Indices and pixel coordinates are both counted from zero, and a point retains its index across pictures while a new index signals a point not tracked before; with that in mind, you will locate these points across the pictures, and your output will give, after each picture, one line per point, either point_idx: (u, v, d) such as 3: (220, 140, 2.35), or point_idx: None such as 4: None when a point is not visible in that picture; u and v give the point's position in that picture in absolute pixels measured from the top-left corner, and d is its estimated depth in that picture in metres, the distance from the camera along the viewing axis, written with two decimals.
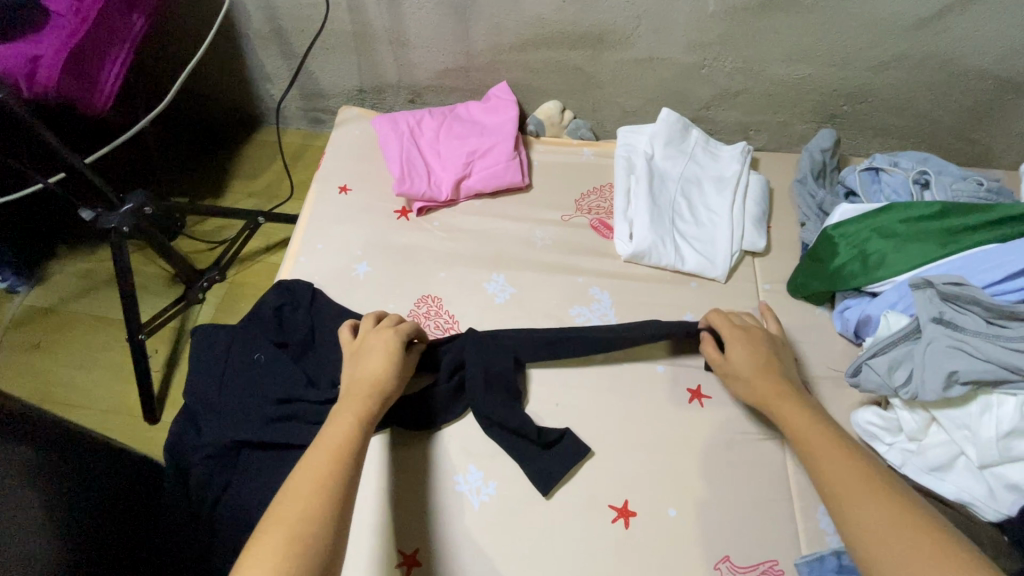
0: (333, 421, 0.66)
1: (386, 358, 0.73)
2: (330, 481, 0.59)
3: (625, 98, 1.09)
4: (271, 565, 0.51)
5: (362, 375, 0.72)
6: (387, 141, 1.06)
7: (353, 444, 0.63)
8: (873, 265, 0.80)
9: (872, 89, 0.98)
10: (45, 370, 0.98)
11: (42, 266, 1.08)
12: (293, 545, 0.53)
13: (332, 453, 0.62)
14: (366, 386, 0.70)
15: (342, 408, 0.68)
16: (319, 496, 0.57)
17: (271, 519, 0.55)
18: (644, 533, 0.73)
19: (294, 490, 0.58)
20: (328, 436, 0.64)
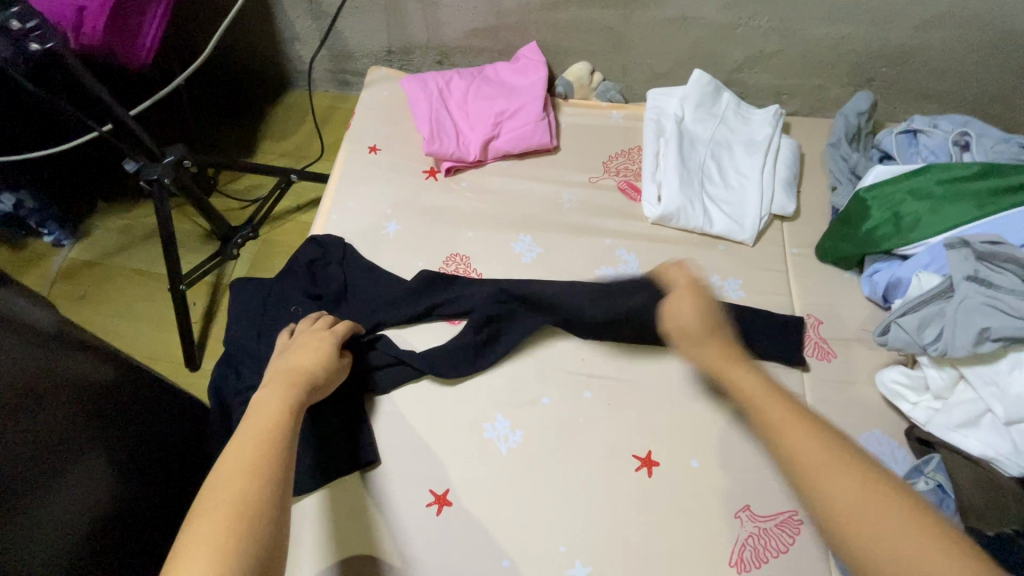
0: (258, 402, 0.61)
1: (323, 349, 0.74)
2: (268, 452, 0.53)
3: (656, 59, 1.08)
4: (211, 539, 0.44)
5: (295, 363, 0.71)
6: (416, 101, 1.06)
7: (286, 415, 0.59)
8: (906, 227, 0.80)
9: (913, 50, 0.96)
10: (90, 319, 1.02)
11: (84, 221, 1.12)
12: (237, 515, 0.47)
13: (268, 425, 0.57)
14: (296, 374, 0.68)
15: (270, 391, 0.63)
16: (259, 463, 0.51)
17: (205, 498, 0.48)
18: (667, 482, 0.76)
19: (224, 466, 0.51)
20: (257, 413, 0.59)
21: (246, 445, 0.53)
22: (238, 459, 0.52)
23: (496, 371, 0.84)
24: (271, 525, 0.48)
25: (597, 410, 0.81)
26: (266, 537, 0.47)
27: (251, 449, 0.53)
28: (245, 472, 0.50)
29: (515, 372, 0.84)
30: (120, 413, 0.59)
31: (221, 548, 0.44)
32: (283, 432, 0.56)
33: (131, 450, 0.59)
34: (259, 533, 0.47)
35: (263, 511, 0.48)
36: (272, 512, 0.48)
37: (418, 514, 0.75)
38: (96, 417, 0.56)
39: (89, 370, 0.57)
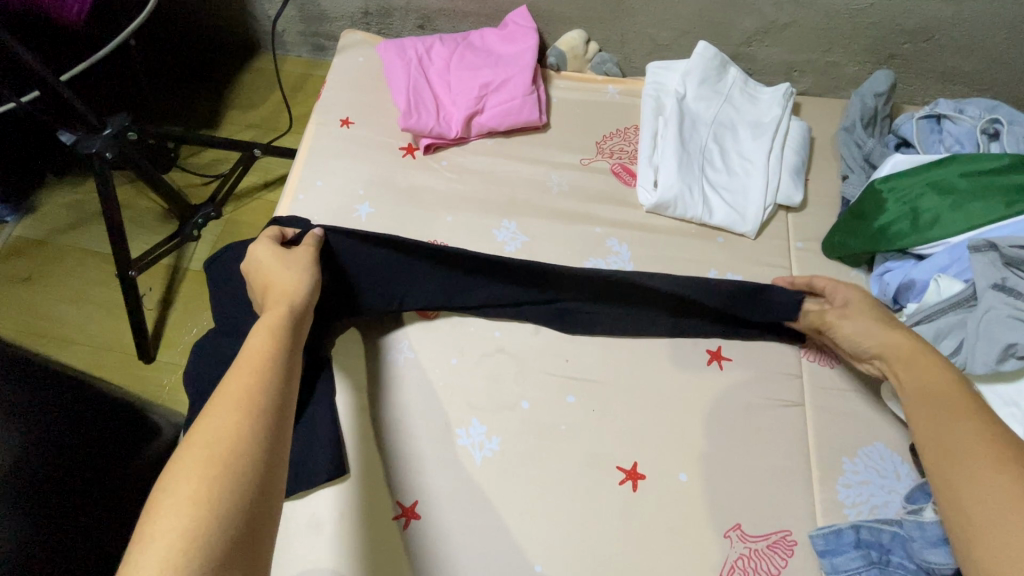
0: (246, 339, 0.53)
1: (296, 277, 0.63)
2: (258, 398, 0.46)
3: (657, 29, 0.98)
4: (191, 489, 0.39)
5: (269, 287, 0.62)
6: (393, 69, 0.96)
7: (276, 358, 0.51)
8: (924, 225, 0.73)
9: (941, 25, 0.87)
10: (37, 303, 0.95)
11: (31, 195, 1.03)
12: (220, 468, 0.41)
13: (257, 365, 0.49)
14: (277, 296, 0.60)
15: (257, 327, 0.55)
16: (244, 414, 0.44)
17: (193, 440, 0.42)
18: (653, 496, 0.70)
19: (213, 407, 0.45)
20: (243, 354, 0.51)
21: (230, 393, 0.46)
22: (222, 411, 0.44)
23: (472, 371, 0.78)
24: (258, 485, 0.42)
25: (580, 417, 0.75)
26: (248, 501, 0.41)
27: (236, 398, 0.45)
28: (229, 424, 0.43)
29: (493, 373, 0.78)
30: (46, 417, 0.59)
31: (202, 502, 0.39)
32: (270, 380, 0.48)
33: (69, 452, 0.58)
34: (241, 496, 0.40)
35: (246, 469, 0.41)
36: (256, 468, 0.42)
37: (383, 529, 0.68)
38: (36, 425, 0.58)
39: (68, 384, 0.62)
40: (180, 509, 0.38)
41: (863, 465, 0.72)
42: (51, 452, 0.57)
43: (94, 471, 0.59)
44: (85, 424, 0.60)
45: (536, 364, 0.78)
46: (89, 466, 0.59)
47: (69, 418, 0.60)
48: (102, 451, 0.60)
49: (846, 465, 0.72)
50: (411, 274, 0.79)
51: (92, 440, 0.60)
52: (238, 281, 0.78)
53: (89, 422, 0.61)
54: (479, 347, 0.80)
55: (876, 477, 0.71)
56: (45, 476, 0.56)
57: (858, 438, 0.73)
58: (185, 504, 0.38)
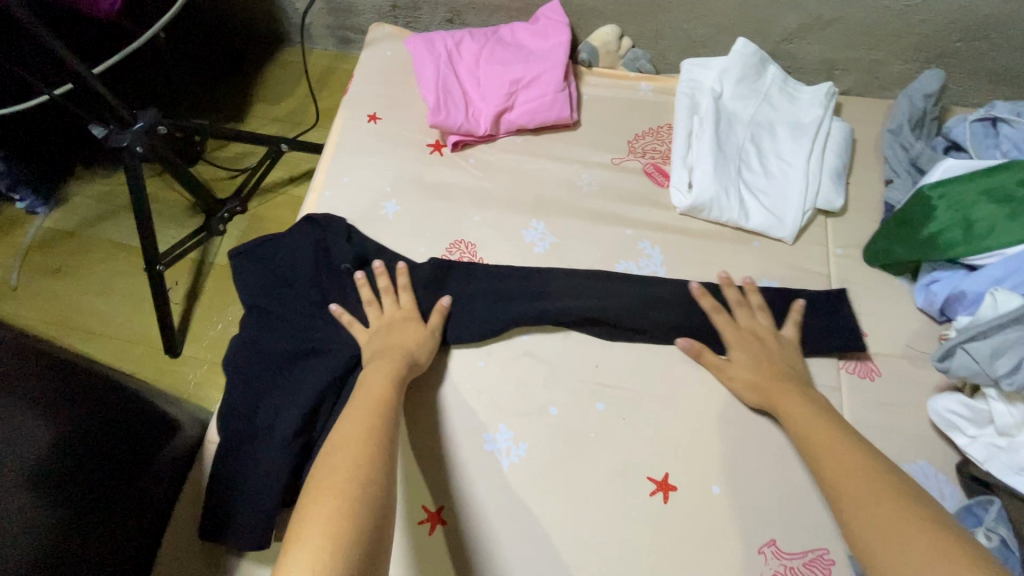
0: (368, 379, 0.65)
1: (417, 338, 0.73)
2: (377, 421, 0.57)
3: (694, 24, 0.95)
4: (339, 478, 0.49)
5: (391, 342, 0.71)
6: (421, 63, 0.95)
7: (391, 396, 0.62)
8: (978, 234, 0.69)
9: (997, 22, 0.82)
10: (65, 295, 0.95)
11: (61, 187, 1.04)
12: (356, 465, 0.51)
13: (378, 399, 0.61)
14: (400, 349, 0.71)
15: (374, 369, 0.67)
16: (369, 434, 0.55)
17: (333, 446, 0.53)
18: (685, 508, 0.69)
19: (345, 426, 0.56)
20: (365, 391, 0.63)
21: (343, 439, 0.54)
22: (352, 427, 0.56)
23: (500, 375, 0.76)
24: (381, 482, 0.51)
25: (610, 425, 0.73)
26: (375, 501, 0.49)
27: (362, 420, 0.57)
28: (354, 447, 0.53)
29: (521, 377, 0.76)
30: (87, 414, 0.59)
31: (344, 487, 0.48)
32: (389, 411, 0.60)
33: (98, 444, 0.58)
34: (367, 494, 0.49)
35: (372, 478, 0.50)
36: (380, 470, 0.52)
37: (408, 534, 0.67)
38: (82, 415, 0.58)
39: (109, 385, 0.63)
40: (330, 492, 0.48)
41: None
42: (79, 443, 0.57)
43: (126, 475, 0.60)
44: (121, 424, 0.61)
45: (565, 369, 0.77)
46: (118, 459, 0.60)
47: (94, 411, 0.60)
48: (133, 454, 0.62)
49: None
50: (473, 293, 0.80)
51: (126, 443, 0.61)
52: (278, 285, 0.79)
53: (126, 425, 0.62)
54: (508, 351, 0.78)
55: None
56: (73, 467, 0.56)
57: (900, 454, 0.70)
58: (333, 485, 0.48)
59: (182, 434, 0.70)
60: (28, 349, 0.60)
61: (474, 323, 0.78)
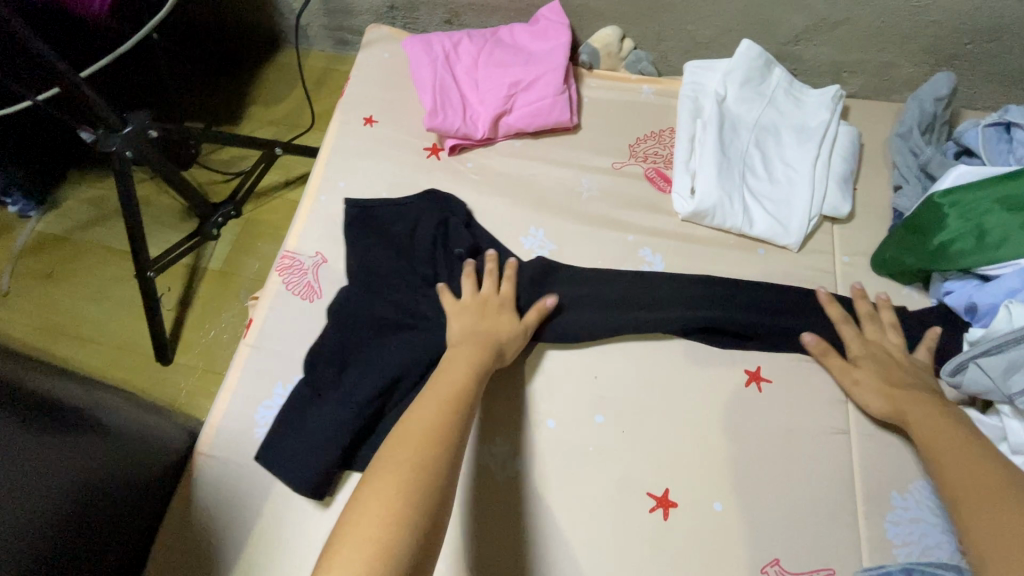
0: (448, 365, 0.63)
1: (513, 329, 0.71)
2: (447, 419, 0.55)
3: (697, 26, 0.92)
4: (397, 479, 0.49)
5: (487, 328, 0.70)
6: (418, 65, 0.93)
7: (468, 388, 0.60)
8: (991, 244, 0.67)
9: (1011, 24, 0.80)
10: (56, 301, 0.94)
11: (53, 191, 1.02)
12: (417, 468, 0.50)
13: (450, 390, 0.59)
14: (490, 337, 0.69)
15: (458, 355, 0.65)
16: (436, 433, 0.53)
17: (396, 441, 0.53)
18: (685, 525, 0.67)
19: (413, 418, 0.55)
20: (441, 379, 0.61)
21: (412, 435, 0.53)
22: (418, 421, 0.55)
23: (496, 386, 0.74)
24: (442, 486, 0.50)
25: (608, 438, 0.71)
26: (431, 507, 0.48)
27: (429, 413, 0.55)
28: (417, 445, 0.52)
29: (518, 388, 0.74)
30: (88, 425, 0.58)
31: (401, 489, 0.48)
32: (462, 408, 0.57)
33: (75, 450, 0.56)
34: (425, 501, 0.48)
35: (429, 480, 0.49)
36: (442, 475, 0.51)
37: None
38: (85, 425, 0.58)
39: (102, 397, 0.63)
40: (388, 491, 0.48)
41: (913, 501, 0.67)
42: (85, 452, 0.56)
43: (121, 487, 0.60)
44: (119, 436, 0.61)
45: (562, 380, 0.75)
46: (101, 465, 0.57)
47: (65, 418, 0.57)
48: (128, 466, 0.61)
49: (895, 500, 0.67)
50: None
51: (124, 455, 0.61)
52: (383, 257, 0.81)
53: (123, 436, 0.62)
54: (504, 361, 0.76)
55: (930, 515, 0.66)
56: (78, 472, 0.55)
57: (908, 471, 0.68)
58: (392, 485, 0.48)
59: (163, 441, 0.68)
60: (21, 357, 0.59)
61: (530, 316, 0.76)
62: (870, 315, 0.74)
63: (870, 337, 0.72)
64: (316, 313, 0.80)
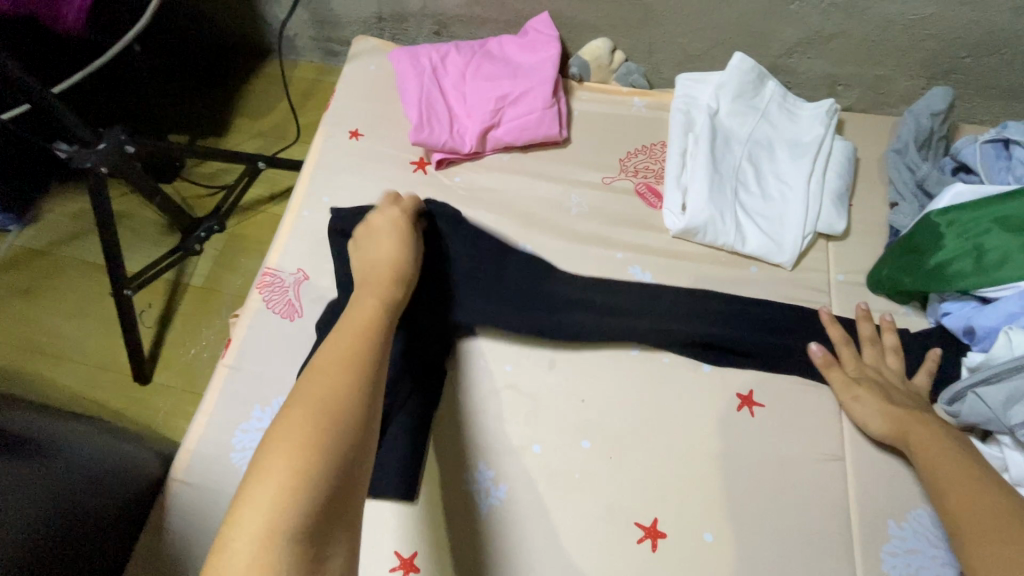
0: (358, 298, 0.57)
1: (400, 246, 0.65)
2: (361, 349, 0.50)
3: (689, 38, 0.91)
4: (306, 414, 0.44)
5: (375, 256, 0.64)
6: (405, 78, 0.91)
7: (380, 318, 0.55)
8: (990, 265, 0.65)
9: (1009, 38, 0.78)
10: (34, 317, 0.92)
11: (34, 204, 1.00)
12: (329, 399, 0.45)
13: (363, 322, 0.53)
14: (387, 267, 0.62)
15: (365, 289, 0.59)
16: (351, 365, 0.48)
17: (307, 377, 0.47)
18: (675, 557, 0.64)
19: (325, 353, 0.49)
20: (353, 314, 0.55)
21: (325, 368, 0.47)
22: (331, 353, 0.49)
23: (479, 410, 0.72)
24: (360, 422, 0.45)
25: (595, 465, 0.69)
26: (345, 441, 0.43)
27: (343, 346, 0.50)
28: (331, 375, 0.47)
29: (503, 412, 0.72)
30: (48, 451, 0.57)
31: (312, 423, 0.43)
32: (377, 336, 0.52)
33: (11, 494, 0.52)
34: (337, 436, 0.43)
35: (346, 413, 0.45)
36: (358, 407, 0.46)
37: None
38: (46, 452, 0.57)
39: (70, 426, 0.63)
40: (295, 430, 0.43)
41: (912, 532, 0.64)
42: (44, 474, 0.55)
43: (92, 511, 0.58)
44: (86, 459, 0.60)
45: (549, 404, 0.72)
46: (55, 501, 0.54)
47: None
48: (99, 489, 0.60)
49: (893, 531, 0.64)
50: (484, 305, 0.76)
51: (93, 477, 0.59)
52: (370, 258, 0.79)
53: (92, 459, 0.60)
54: (488, 383, 0.74)
55: (929, 546, 0.63)
56: (34, 497, 0.53)
57: (906, 500, 0.66)
58: (299, 421, 0.43)
59: (130, 466, 0.66)
60: None
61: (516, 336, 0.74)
62: (866, 336, 0.71)
63: (865, 361, 0.70)
64: (296, 333, 0.78)
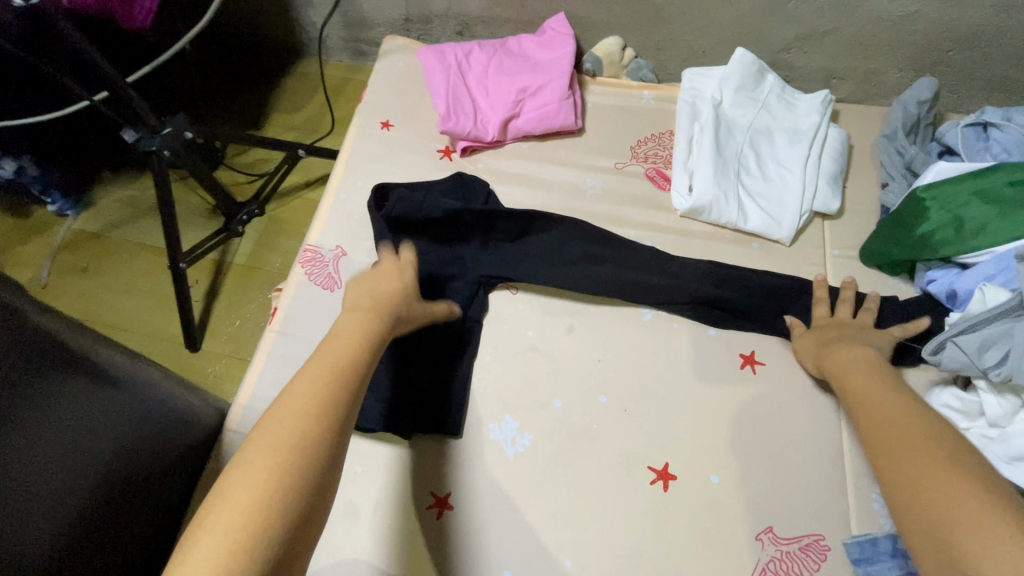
0: (332, 338, 0.57)
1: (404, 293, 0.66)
2: (324, 404, 0.50)
3: (694, 36, 0.99)
4: (256, 479, 0.44)
5: (376, 292, 0.65)
6: (432, 73, 0.99)
7: (354, 364, 0.54)
8: (968, 233, 0.72)
9: (987, 33, 0.86)
10: (91, 292, 1.00)
11: (89, 191, 1.09)
12: (281, 466, 0.45)
13: (331, 369, 0.53)
14: (377, 300, 0.63)
15: (342, 327, 0.58)
16: (308, 425, 0.48)
17: (261, 434, 0.47)
18: (683, 496, 0.71)
19: (284, 404, 0.49)
20: (323, 357, 0.54)
21: (281, 424, 0.47)
22: (290, 407, 0.49)
23: (504, 368, 0.79)
24: (312, 487, 0.46)
25: (611, 417, 0.76)
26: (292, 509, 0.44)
27: (306, 399, 0.49)
28: (284, 435, 0.47)
29: (526, 370, 0.79)
30: (134, 397, 0.62)
31: (259, 491, 0.43)
32: (342, 388, 0.52)
33: (105, 427, 0.57)
34: (284, 504, 0.44)
35: (297, 481, 0.45)
36: (312, 474, 0.46)
37: (417, 517, 0.70)
38: (134, 397, 0.62)
39: (154, 372, 0.68)
40: (243, 495, 0.43)
41: None
42: (125, 419, 0.60)
43: (149, 459, 0.64)
44: (154, 410, 0.65)
45: (568, 363, 0.80)
46: (127, 444, 0.60)
47: (94, 398, 0.56)
48: (157, 439, 0.65)
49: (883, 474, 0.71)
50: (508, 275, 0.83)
51: (156, 426, 0.65)
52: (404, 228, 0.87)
53: (159, 409, 0.66)
54: (513, 345, 0.81)
55: None
56: (117, 436, 0.59)
57: None
58: (246, 488, 0.43)
59: (194, 414, 0.72)
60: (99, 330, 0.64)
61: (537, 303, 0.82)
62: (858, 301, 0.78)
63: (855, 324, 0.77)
64: (337, 302, 0.86)
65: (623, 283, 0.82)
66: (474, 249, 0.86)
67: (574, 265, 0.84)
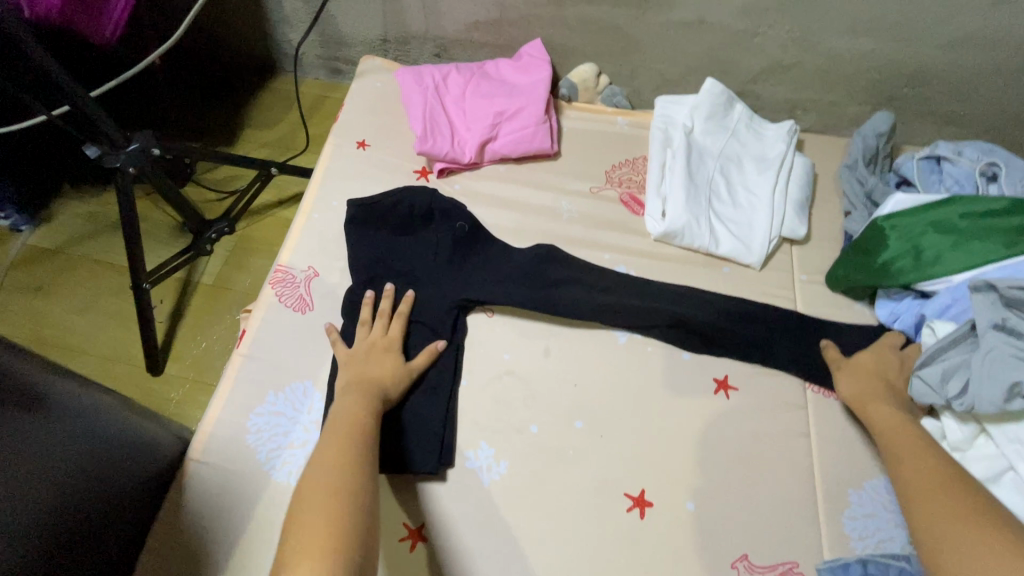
0: (339, 408, 0.68)
1: (388, 368, 0.75)
2: (353, 453, 0.60)
3: (666, 65, 1.01)
4: (321, 517, 0.52)
5: (364, 378, 0.73)
6: (409, 94, 0.99)
7: (364, 422, 0.66)
8: (926, 262, 0.75)
9: (938, 71, 0.91)
10: (46, 312, 0.95)
11: (47, 206, 1.04)
12: (337, 502, 0.54)
13: (347, 430, 0.64)
14: (367, 380, 0.72)
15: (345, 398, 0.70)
16: (348, 471, 0.58)
17: (308, 489, 0.56)
18: (660, 523, 0.71)
19: (322, 462, 0.59)
20: (338, 424, 0.65)
21: (325, 473, 0.57)
22: (326, 460, 0.59)
23: (479, 393, 0.79)
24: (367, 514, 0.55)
25: (588, 442, 0.76)
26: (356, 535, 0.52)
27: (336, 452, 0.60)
28: (329, 480, 0.56)
29: (502, 395, 0.79)
30: (80, 432, 0.58)
31: (326, 522, 0.52)
32: (362, 442, 0.63)
33: (47, 466, 0.54)
34: (349, 531, 0.52)
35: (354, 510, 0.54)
36: (363, 504, 0.55)
37: (390, 550, 0.68)
38: (79, 431, 0.58)
39: (105, 403, 0.64)
40: (313, 533, 0.51)
41: (870, 498, 0.72)
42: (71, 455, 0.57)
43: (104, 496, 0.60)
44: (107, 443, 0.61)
45: (545, 388, 0.79)
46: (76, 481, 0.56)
47: (34, 434, 0.54)
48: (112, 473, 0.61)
49: (853, 497, 0.72)
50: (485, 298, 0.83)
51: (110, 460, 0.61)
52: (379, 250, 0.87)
53: (114, 442, 0.62)
54: (489, 368, 0.81)
55: (884, 510, 0.71)
56: (63, 474, 0.55)
57: (863, 470, 0.74)
58: (312, 528, 0.51)
59: (155, 445, 0.69)
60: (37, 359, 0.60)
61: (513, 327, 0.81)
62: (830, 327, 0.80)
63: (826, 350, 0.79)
64: (309, 325, 0.84)
65: (599, 307, 0.82)
66: (450, 271, 0.86)
67: (550, 288, 0.84)
